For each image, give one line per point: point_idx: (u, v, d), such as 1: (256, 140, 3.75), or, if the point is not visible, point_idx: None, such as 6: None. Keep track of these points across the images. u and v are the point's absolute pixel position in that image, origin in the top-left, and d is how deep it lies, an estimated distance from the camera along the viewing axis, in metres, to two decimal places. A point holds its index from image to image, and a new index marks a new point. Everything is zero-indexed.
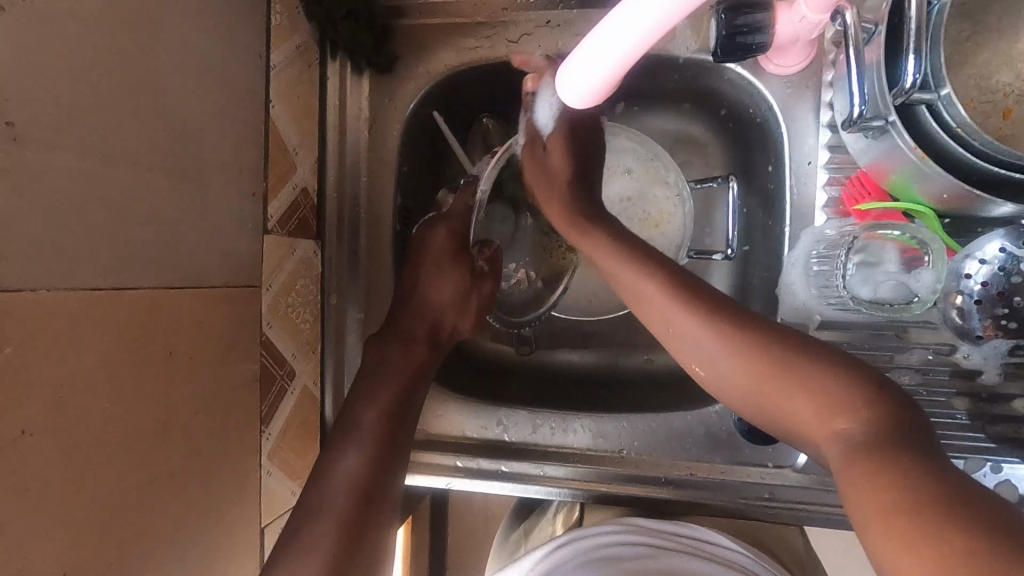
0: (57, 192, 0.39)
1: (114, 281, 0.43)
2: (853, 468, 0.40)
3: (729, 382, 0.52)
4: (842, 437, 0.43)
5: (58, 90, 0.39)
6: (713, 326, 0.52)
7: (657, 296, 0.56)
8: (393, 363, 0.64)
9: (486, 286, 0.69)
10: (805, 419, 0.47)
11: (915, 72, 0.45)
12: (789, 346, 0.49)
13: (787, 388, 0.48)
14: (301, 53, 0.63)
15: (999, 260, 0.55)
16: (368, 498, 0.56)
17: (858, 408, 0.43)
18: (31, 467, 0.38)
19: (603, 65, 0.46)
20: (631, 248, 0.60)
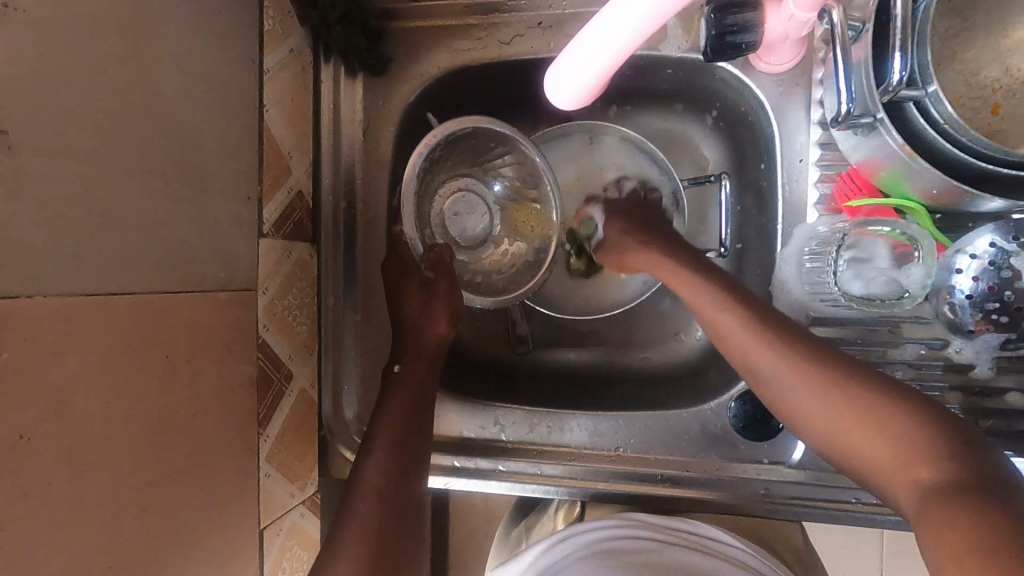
0: (52, 198, 0.39)
1: (109, 286, 0.43)
2: (935, 517, 0.39)
3: (802, 414, 0.50)
4: (920, 485, 0.42)
5: (52, 97, 0.39)
6: (791, 360, 0.51)
7: (735, 327, 0.55)
8: (404, 378, 0.64)
9: (452, 295, 0.68)
10: (877, 460, 0.45)
11: (900, 70, 0.45)
12: (870, 384, 0.48)
13: (861, 428, 0.46)
14: (294, 57, 0.63)
15: (989, 255, 0.55)
16: (399, 513, 0.56)
17: (937, 454, 0.42)
18: (30, 471, 0.38)
19: (585, 76, 0.47)
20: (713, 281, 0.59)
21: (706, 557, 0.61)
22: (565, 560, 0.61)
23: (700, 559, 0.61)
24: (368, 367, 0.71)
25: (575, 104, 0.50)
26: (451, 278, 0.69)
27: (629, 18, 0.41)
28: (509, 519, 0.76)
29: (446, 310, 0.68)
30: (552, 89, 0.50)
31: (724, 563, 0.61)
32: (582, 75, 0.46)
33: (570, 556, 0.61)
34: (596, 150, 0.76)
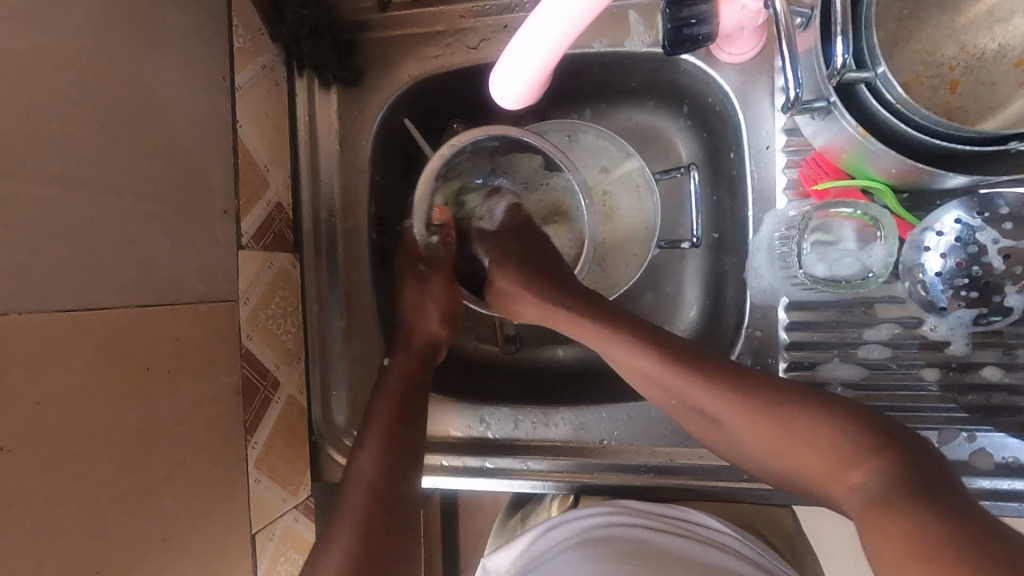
0: (27, 221, 0.41)
1: (85, 302, 0.44)
2: (872, 519, 0.41)
3: (745, 442, 0.53)
4: (857, 490, 0.44)
5: (19, 123, 0.41)
6: (718, 398, 0.53)
7: (651, 368, 0.57)
8: (392, 368, 0.66)
9: (448, 291, 0.73)
10: (819, 471, 0.47)
11: (843, 53, 0.46)
12: (793, 404, 0.50)
13: (797, 442, 0.49)
14: (267, 72, 0.65)
15: (957, 231, 0.56)
16: (387, 501, 0.56)
17: (864, 458, 0.44)
18: (12, 480, 0.39)
19: (524, 72, 0.49)
20: (625, 325, 0.61)
21: (699, 545, 0.58)
22: (554, 548, 0.59)
23: (694, 547, 0.57)
24: (355, 372, 0.72)
25: (520, 96, 0.53)
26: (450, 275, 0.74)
27: (555, 20, 0.44)
28: (504, 512, 0.76)
29: (445, 310, 0.72)
30: (494, 79, 0.52)
31: (719, 551, 0.57)
32: (521, 71, 0.49)
33: (560, 542, 0.59)
34: (574, 150, 0.75)
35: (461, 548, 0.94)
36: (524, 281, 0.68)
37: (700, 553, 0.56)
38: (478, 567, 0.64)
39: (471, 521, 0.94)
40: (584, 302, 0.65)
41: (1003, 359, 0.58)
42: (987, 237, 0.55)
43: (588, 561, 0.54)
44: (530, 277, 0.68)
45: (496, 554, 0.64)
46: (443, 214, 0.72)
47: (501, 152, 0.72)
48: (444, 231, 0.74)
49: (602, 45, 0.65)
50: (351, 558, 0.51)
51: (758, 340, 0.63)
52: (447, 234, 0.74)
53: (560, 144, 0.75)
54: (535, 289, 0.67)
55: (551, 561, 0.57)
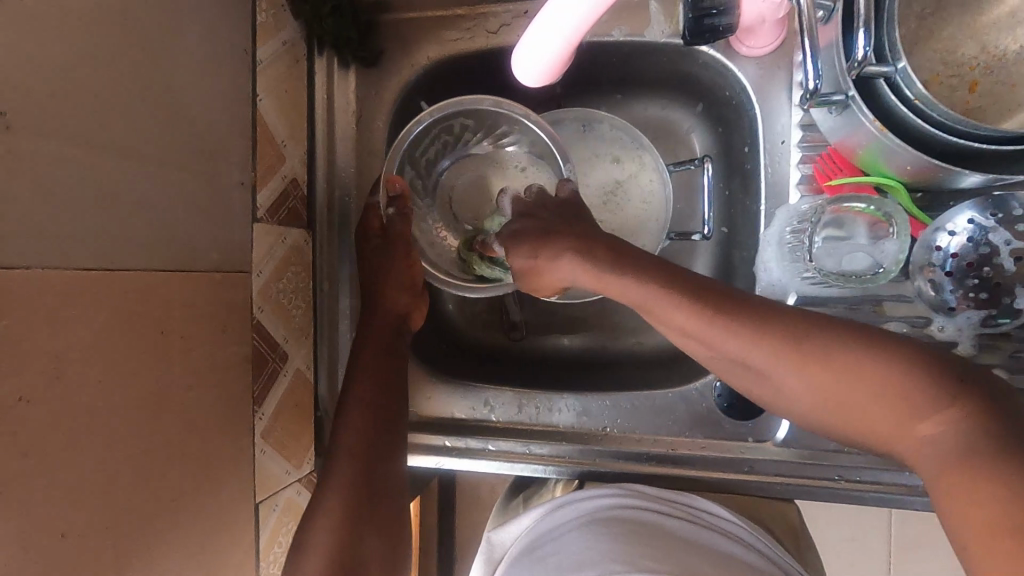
0: (49, 178, 0.42)
1: (103, 263, 0.45)
2: (949, 481, 0.40)
3: (790, 392, 0.49)
4: (929, 445, 0.42)
5: (45, 82, 0.42)
6: (775, 352, 0.49)
7: (691, 323, 0.52)
8: (371, 337, 0.67)
9: (409, 260, 0.72)
10: (880, 429, 0.45)
11: (865, 45, 0.47)
12: (847, 342, 0.47)
13: (856, 387, 0.45)
14: (288, 48, 0.65)
15: (969, 231, 0.56)
16: (367, 478, 0.61)
17: (940, 409, 0.42)
18: (29, 431, 0.40)
19: (550, 46, 0.50)
20: (655, 268, 0.56)
21: (705, 531, 0.58)
22: (565, 525, 0.59)
23: (700, 533, 0.57)
24: None
25: (540, 76, 0.54)
26: (410, 243, 0.72)
27: None
28: (506, 495, 0.76)
29: (404, 282, 0.72)
30: (516, 53, 0.53)
31: (727, 540, 0.58)
32: (541, 51, 0.50)
33: (569, 522, 0.59)
34: (589, 139, 0.75)
35: (459, 532, 0.95)
36: (520, 246, 0.64)
37: (705, 539, 0.57)
38: (483, 541, 0.65)
39: (468, 506, 0.95)
40: (605, 250, 0.60)
41: (1009, 362, 0.58)
42: (998, 238, 0.55)
43: (599, 539, 0.54)
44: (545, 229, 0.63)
45: (501, 529, 0.65)
46: (394, 183, 0.68)
47: (473, 133, 0.73)
48: (399, 203, 0.70)
49: (621, 33, 0.65)
50: (340, 531, 0.57)
51: None
52: (403, 206, 0.70)
53: (574, 133, 0.75)
54: (544, 251, 0.62)
55: (559, 539, 0.57)
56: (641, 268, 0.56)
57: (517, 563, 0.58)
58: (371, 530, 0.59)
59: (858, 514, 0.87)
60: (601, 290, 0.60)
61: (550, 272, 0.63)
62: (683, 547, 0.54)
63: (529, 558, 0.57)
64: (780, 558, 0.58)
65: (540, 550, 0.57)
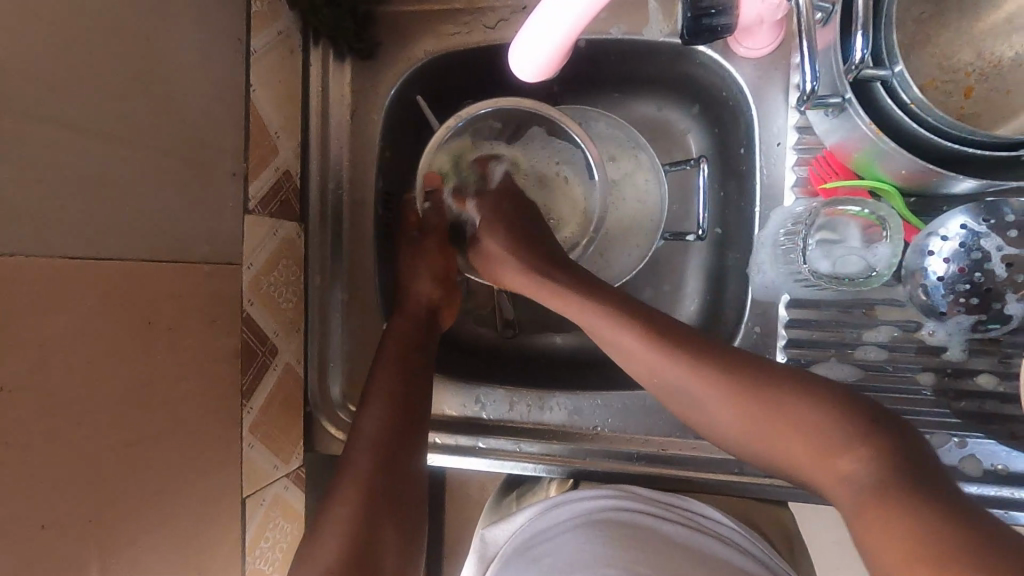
0: (36, 163, 0.41)
1: (90, 251, 0.44)
2: (865, 513, 0.42)
3: (732, 431, 0.54)
4: (848, 477, 0.46)
5: (34, 65, 0.41)
6: (721, 389, 0.53)
7: (637, 348, 0.57)
8: (391, 332, 0.67)
9: (439, 250, 0.74)
10: (806, 460, 0.49)
11: (862, 48, 0.47)
12: (776, 381, 0.52)
13: (783, 429, 0.50)
14: (283, 38, 0.64)
15: (961, 237, 0.57)
16: (388, 470, 0.59)
17: (852, 445, 0.46)
18: (10, 420, 0.39)
19: (551, 39, 0.49)
20: (608, 296, 0.61)
21: (698, 534, 0.58)
22: (560, 525, 0.58)
23: (694, 536, 0.57)
24: (352, 345, 0.73)
25: (539, 71, 0.53)
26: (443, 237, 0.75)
27: None
28: (497, 494, 0.76)
29: (438, 273, 0.73)
30: (515, 45, 0.52)
31: (720, 543, 0.57)
32: (541, 45, 0.50)
33: (565, 522, 0.59)
34: (586, 138, 0.75)
35: (446, 530, 0.94)
36: (503, 233, 0.70)
37: (699, 542, 0.57)
38: (477, 538, 0.65)
39: (455, 503, 0.94)
40: (563, 278, 0.65)
41: (999, 367, 0.58)
42: (991, 244, 0.56)
43: (596, 542, 0.54)
44: (517, 239, 0.69)
45: (495, 527, 0.65)
46: (433, 178, 0.72)
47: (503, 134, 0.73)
48: (434, 197, 0.73)
49: (619, 31, 0.65)
50: (359, 513, 0.56)
51: (756, 336, 0.63)
52: (438, 200, 0.74)
53: None
54: (518, 253, 0.68)
55: (554, 540, 0.56)
56: (598, 299, 0.61)
57: (510, 563, 0.57)
58: (382, 522, 0.57)
59: (844, 517, 0.88)
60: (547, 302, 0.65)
61: (506, 278, 0.69)
62: (679, 552, 0.54)
63: (524, 557, 0.56)
64: (771, 561, 0.58)
65: (534, 550, 0.56)
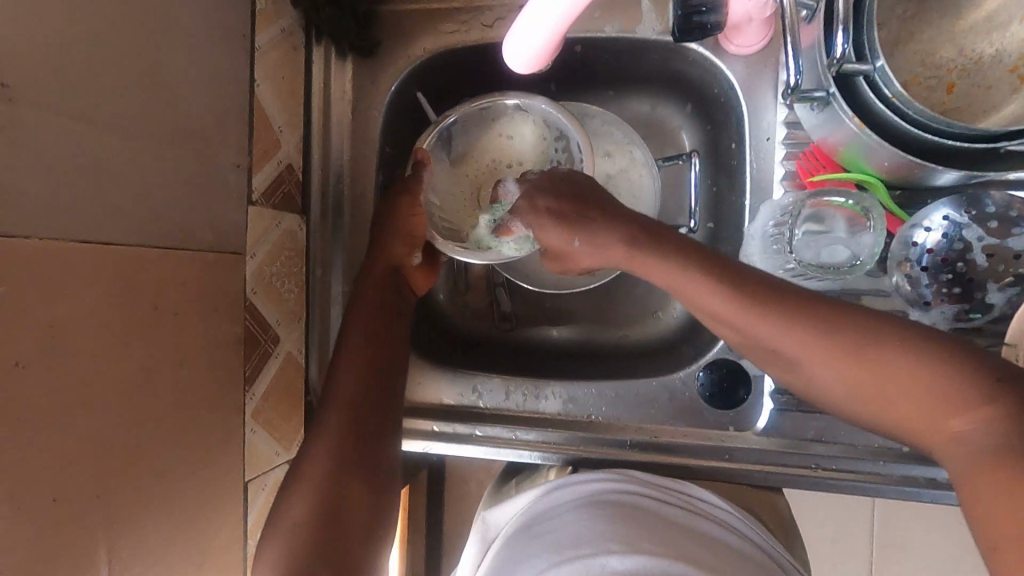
0: (49, 151, 0.43)
1: (99, 236, 0.46)
2: (980, 478, 0.40)
3: (827, 380, 0.49)
4: (961, 441, 0.42)
5: (49, 57, 0.43)
6: (816, 346, 0.49)
7: (730, 312, 0.54)
8: (361, 300, 0.68)
9: (414, 211, 0.70)
10: (922, 424, 0.45)
11: (843, 43, 0.49)
12: (883, 335, 0.47)
13: (893, 383, 0.46)
14: (286, 36, 0.66)
15: (944, 228, 0.58)
16: (356, 435, 0.60)
17: (975, 405, 0.42)
18: (23, 395, 0.41)
19: (544, 28, 0.50)
20: (695, 258, 0.57)
21: (698, 517, 0.59)
22: (560, 507, 0.60)
23: (690, 518, 0.58)
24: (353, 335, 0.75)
25: (531, 64, 0.55)
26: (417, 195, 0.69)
27: None
28: (498, 480, 0.77)
29: (405, 231, 0.70)
30: (510, 37, 0.53)
31: (717, 526, 0.59)
32: (535, 33, 0.51)
33: (566, 503, 0.60)
34: None
35: (446, 520, 0.96)
36: (559, 229, 0.65)
37: (696, 525, 0.58)
38: (480, 521, 0.68)
39: (454, 494, 0.96)
40: (624, 246, 0.61)
41: (981, 356, 0.59)
42: (973, 235, 0.58)
43: (595, 521, 0.55)
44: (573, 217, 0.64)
45: (497, 510, 0.67)
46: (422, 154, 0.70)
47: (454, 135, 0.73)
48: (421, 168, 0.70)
49: (613, 29, 0.67)
50: (322, 476, 0.58)
51: None
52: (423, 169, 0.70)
53: None
54: (605, 236, 0.63)
55: (554, 520, 0.57)
56: (672, 255, 0.58)
57: (513, 541, 0.58)
58: (348, 487, 0.58)
59: (838, 508, 0.89)
60: (640, 265, 0.61)
61: (582, 258, 0.66)
62: (676, 532, 0.55)
63: (524, 535, 0.58)
64: (768, 545, 0.59)
65: (535, 528, 0.58)
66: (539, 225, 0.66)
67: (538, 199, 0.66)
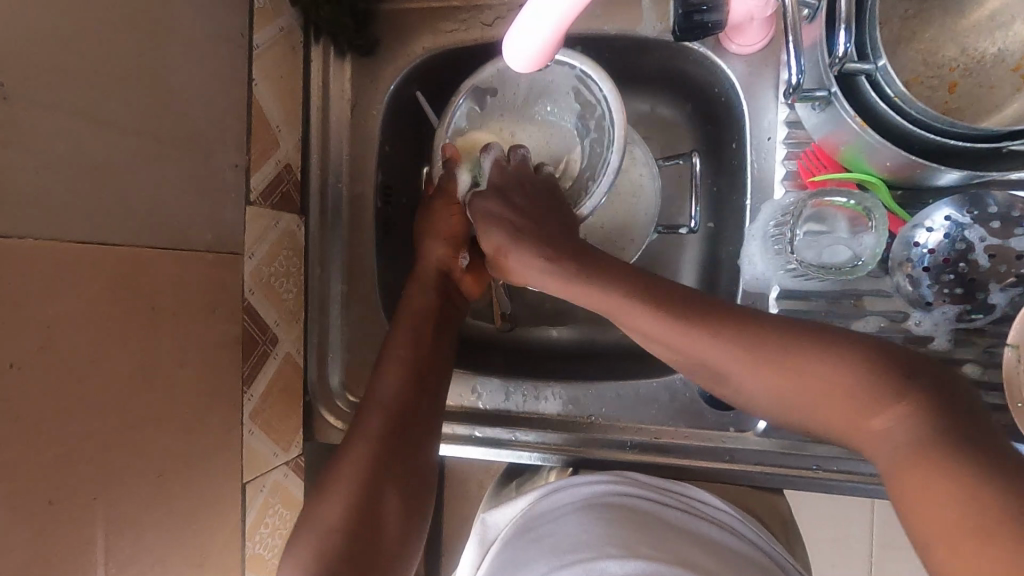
0: (45, 151, 0.43)
1: (97, 236, 0.46)
2: (905, 471, 0.43)
3: (755, 389, 0.52)
4: (882, 437, 0.46)
5: (46, 55, 0.42)
6: (731, 355, 0.52)
7: (659, 327, 0.54)
8: (410, 305, 0.69)
9: (450, 213, 0.71)
10: (840, 419, 0.48)
11: (846, 42, 0.49)
12: (806, 338, 0.50)
13: (814, 388, 0.49)
14: (285, 34, 0.66)
15: (946, 228, 0.59)
16: (399, 436, 0.60)
17: (888, 403, 0.46)
18: (20, 397, 0.40)
19: (549, 22, 0.49)
20: (619, 271, 0.58)
21: (699, 520, 0.59)
22: (560, 509, 0.59)
23: (690, 521, 0.58)
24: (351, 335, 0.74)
25: (533, 61, 0.54)
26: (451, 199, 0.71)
27: None
28: (496, 484, 0.76)
29: (450, 237, 0.71)
30: (511, 32, 0.52)
31: (718, 529, 0.58)
32: (538, 28, 0.50)
33: (566, 506, 0.59)
34: None
35: (445, 521, 0.96)
36: (497, 234, 0.63)
37: (696, 527, 0.58)
38: (478, 522, 0.68)
39: (454, 494, 0.95)
40: (572, 250, 0.60)
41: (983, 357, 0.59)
42: (974, 235, 0.58)
43: (595, 524, 0.55)
44: (520, 227, 0.62)
45: (496, 511, 0.67)
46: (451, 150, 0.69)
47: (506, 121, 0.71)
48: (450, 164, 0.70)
49: (613, 28, 0.67)
50: (363, 478, 0.57)
51: None
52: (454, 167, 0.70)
53: None
54: (513, 249, 0.62)
55: (554, 523, 0.57)
56: (614, 274, 0.57)
57: (512, 544, 0.58)
58: (393, 489, 0.58)
59: (839, 508, 0.89)
60: (556, 287, 0.61)
61: (512, 268, 0.64)
62: (676, 535, 0.55)
63: (524, 538, 0.57)
64: (769, 547, 0.59)
65: (535, 530, 0.57)
66: (481, 228, 0.65)
67: (484, 199, 0.64)
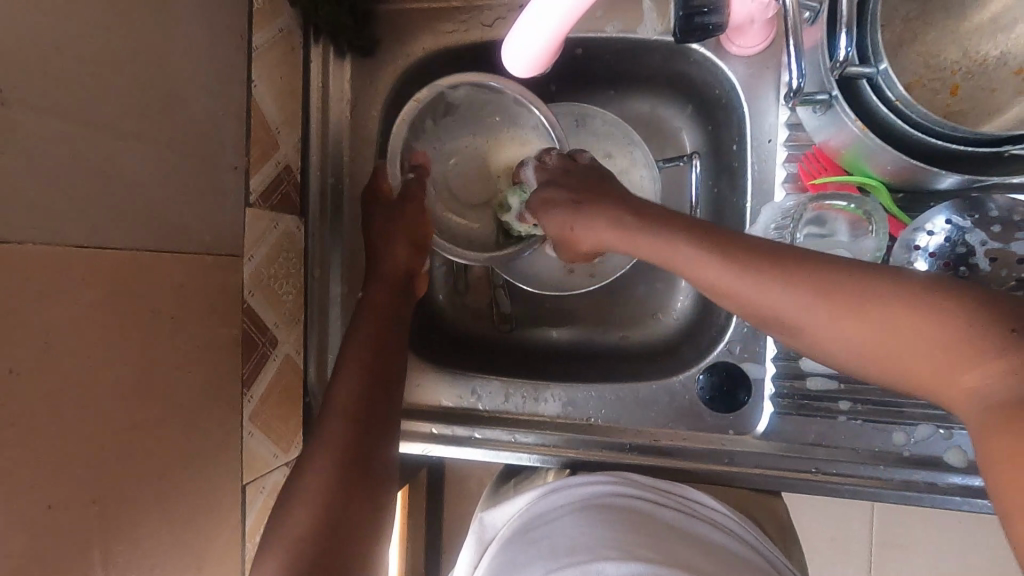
0: (44, 155, 0.42)
1: (95, 239, 0.46)
2: (997, 435, 0.38)
3: (831, 346, 0.48)
4: (975, 393, 0.40)
5: (44, 58, 0.42)
6: (801, 298, 0.48)
7: (732, 281, 0.52)
8: (371, 304, 0.68)
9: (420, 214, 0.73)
10: (926, 376, 0.43)
11: (847, 46, 0.48)
12: (875, 285, 0.46)
13: (906, 336, 0.43)
14: (285, 35, 0.66)
15: (946, 232, 0.58)
16: (361, 438, 0.63)
17: (986, 356, 0.40)
18: (20, 402, 0.40)
19: (552, 21, 0.49)
20: (675, 227, 0.58)
21: (697, 521, 0.59)
22: (559, 509, 0.59)
23: (688, 522, 0.58)
24: None
25: (536, 59, 0.53)
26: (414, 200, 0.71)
27: None
28: (495, 483, 0.76)
29: (412, 237, 0.72)
30: (514, 31, 0.52)
31: (716, 530, 0.58)
32: (541, 27, 0.49)
33: (563, 506, 0.59)
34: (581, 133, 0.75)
35: (445, 521, 0.96)
36: (562, 214, 0.67)
37: (695, 528, 0.58)
38: (477, 521, 0.68)
39: (454, 494, 0.96)
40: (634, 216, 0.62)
41: None
42: (975, 239, 0.57)
43: (594, 525, 0.55)
44: (581, 194, 0.66)
45: (494, 511, 0.67)
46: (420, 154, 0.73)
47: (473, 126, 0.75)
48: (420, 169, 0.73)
49: (614, 28, 0.66)
50: (329, 483, 0.60)
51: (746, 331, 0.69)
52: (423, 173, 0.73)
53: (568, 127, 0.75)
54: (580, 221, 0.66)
55: (553, 523, 0.57)
56: (670, 230, 0.58)
57: (511, 543, 0.58)
58: (357, 490, 0.61)
59: (839, 509, 0.89)
60: (626, 244, 0.63)
61: (584, 239, 0.67)
62: (675, 536, 0.55)
63: (523, 538, 0.57)
64: (764, 548, 0.59)
65: (533, 531, 0.57)
66: (544, 212, 0.68)
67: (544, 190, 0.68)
